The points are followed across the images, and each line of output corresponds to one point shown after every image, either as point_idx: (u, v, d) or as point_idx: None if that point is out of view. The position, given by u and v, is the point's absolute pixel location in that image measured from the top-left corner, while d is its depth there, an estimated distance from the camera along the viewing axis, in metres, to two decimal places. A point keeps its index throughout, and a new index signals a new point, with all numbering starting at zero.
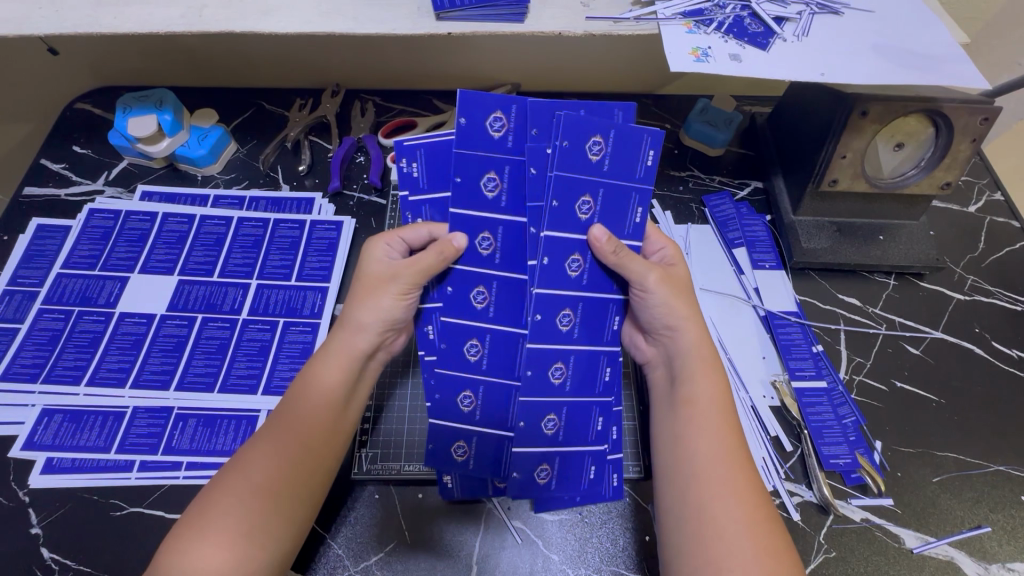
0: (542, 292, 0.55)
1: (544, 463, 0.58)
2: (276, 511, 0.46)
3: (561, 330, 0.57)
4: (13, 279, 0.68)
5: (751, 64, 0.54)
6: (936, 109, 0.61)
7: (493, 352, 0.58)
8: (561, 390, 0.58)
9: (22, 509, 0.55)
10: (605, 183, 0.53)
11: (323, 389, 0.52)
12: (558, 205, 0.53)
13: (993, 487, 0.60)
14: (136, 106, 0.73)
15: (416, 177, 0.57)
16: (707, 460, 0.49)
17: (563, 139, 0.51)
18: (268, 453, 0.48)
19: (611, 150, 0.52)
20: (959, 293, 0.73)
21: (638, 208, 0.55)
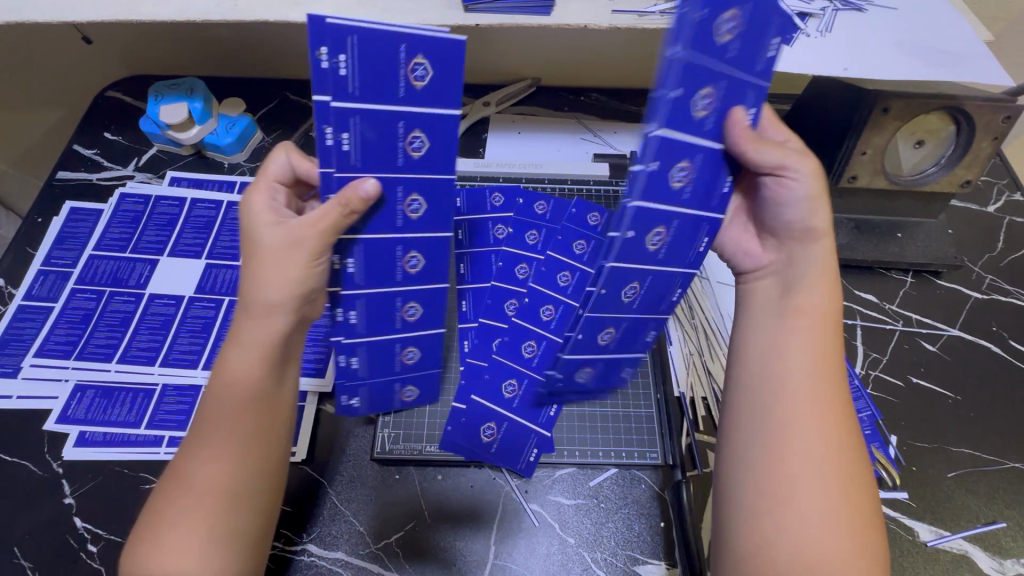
0: (643, 207, 0.44)
1: (514, 380, 0.64)
2: (230, 511, 0.43)
3: (649, 250, 0.47)
4: (47, 259, 0.71)
5: (775, 58, 0.55)
6: (958, 106, 0.62)
7: (545, 352, 0.66)
8: (647, 344, 0.56)
9: (56, 479, 0.57)
10: (728, 73, 0.41)
11: (236, 379, 0.45)
12: (681, 93, 0.39)
13: (1009, 483, 0.60)
14: (167, 93, 0.75)
15: (344, 78, 0.42)
16: (800, 378, 0.44)
17: (701, 7, 0.36)
18: (211, 458, 0.43)
19: (745, 22, 0.39)
20: (978, 292, 0.73)
21: (753, 105, 0.44)
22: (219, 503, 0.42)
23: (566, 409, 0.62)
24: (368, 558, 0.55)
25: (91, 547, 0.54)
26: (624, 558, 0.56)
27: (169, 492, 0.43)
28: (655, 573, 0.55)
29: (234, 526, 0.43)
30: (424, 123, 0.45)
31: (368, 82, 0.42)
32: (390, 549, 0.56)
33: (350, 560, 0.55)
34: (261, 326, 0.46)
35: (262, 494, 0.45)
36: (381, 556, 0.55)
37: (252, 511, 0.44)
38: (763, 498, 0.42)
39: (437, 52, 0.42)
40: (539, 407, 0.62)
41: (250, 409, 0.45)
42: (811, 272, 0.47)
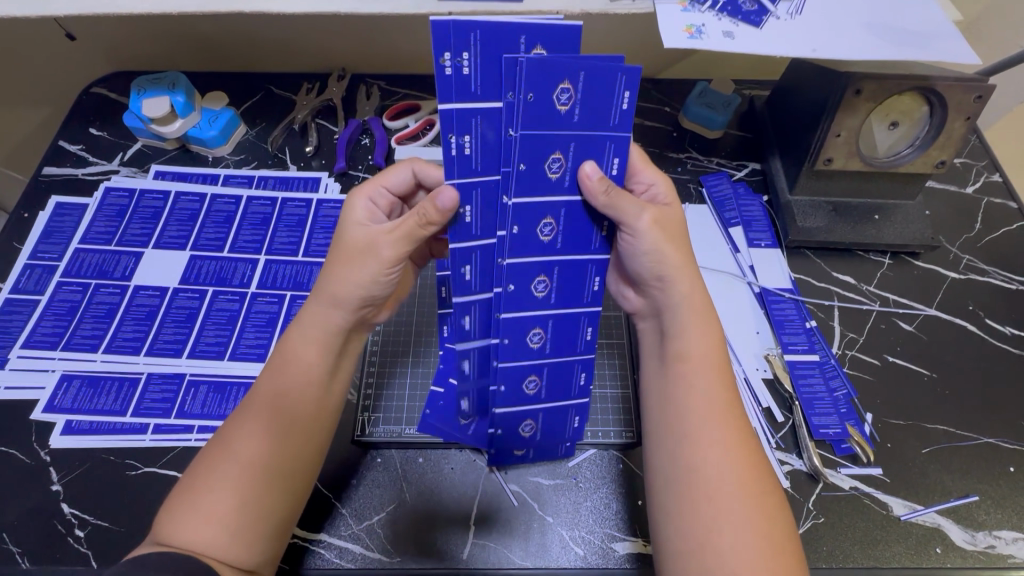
0: (514, 263, 0.49)
1: (530, 418, 0.59)
2: (266, 484, 0.45)
3: (536, 296, 0.52)
4: (33, 253, 0.72)
5: (744, 40, 0.55)
6: (930, 87, 0.62)
7: (550, 383, 0.57)
8: (541, 353, 0.55)
9: (43, 467, 0.58)
10: (577, 136, 0.44)
11: (302, 365, 0.50)
12: (534, 97, 0.41)
13: (981, 458, 0.61)
14: (150, 88, 0.76)
15: (466, 77, 0.41)
16: (697, 414, 0.48)
17: (529, 91, 0.41)
18: (253, 433, 0.47)
19: (582, 97, 0.42)
20: (954, 272, 0.73)
21: (614, 158, 0.46)
22: (264, 476, 0.45)
23: (556, 426, 0.59)
24: (350, 539, 0.56)
25: (77, 532, 0.55)
26: (602, 536, 0.56)
27: (213, 461, 0.46)
28: (633, 550, 0.56)
29: (272, 502, 0.45)
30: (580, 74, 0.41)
31: (488, 81, 0.41)
32: (372, 530, 0.57)
33: (331, 541, 0.56)
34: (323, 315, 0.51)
35: (303, 476, 0.48)
36: (363, 536, 0.56)
37: (290, 490, 0.47)
38: (683, 538, 0.44)
39: (509, 67, 0.40)
40: (563, 422, 0.59)
41: (310, 389, 0.49)
42: (682, 320, 0.51)
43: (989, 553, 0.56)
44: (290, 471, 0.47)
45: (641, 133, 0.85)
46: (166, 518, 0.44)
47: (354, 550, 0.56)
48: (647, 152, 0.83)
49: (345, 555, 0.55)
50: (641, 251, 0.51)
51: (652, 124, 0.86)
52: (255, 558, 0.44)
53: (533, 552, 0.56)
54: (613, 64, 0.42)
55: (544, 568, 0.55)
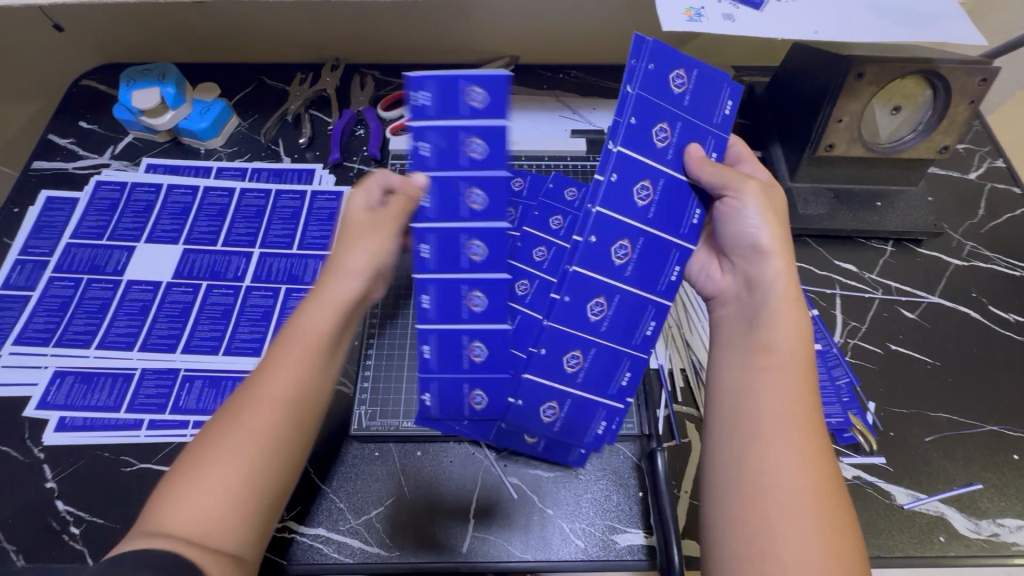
0: (603, 212, 0.52)
1: (554, 401, 0.55)
2: (273, 454, 0.42)
3: (469, 308, 0.50)
4: (24, 248, 0.71)
5: (744, 23, 0.54)
6: (933, 70, 0.61)
7: (593, 365, 0.55)
8: (598, 328, 0.54)
9: (37, 464, 0.58)
10: (683, 116, 0.53)
11: (313, 323, 0.46)
12: (636, 122, 0.51)
13: (985, 446, 0.60)
14: (139, 79, 0.75)
15: (425, 105, 0.44)
16: (769, 414, 0.43)
17: (632, 114, 0.50)
18: (282, 373, 0.44)
19: (693, 85, 0.53)
20: (957, 259, 0.72)
21: (714, 147, 0.55)
22: (260, 448, 0.41)
23: (580, 420, 0.56)
24: (349, 533, 0.56)
25: (73, 529, 0.54)
26: (603, 528, 0.56)
27: (199, 454, 0.41)
28: (634, 541, 0.55)
29: (263, 478, 0.41)
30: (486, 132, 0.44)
31: (495, 101, 0.44)
32: (370, 524, 0.56)
33: (330, 536, 0.55)
34: (344, 289, 0.48)
35: (297, 450, 0.44)
36: (362, 530, 0.56)
37: (285, 461, 0.43)
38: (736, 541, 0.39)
39: (634, 45, 0.51)
40: (590, 421, 0.55)
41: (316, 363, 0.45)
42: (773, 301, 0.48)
43: (993, 541, 0.56)
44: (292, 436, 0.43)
45: None
46: (158, 500, 0.39)
47: (352, 544, 0.55)
48: None
49: (344, 550, 0.55)
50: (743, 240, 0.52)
51: None
52: (244, 544, 0.40)
53: (534, 545, 0.55)
54: (720, 76, 0.54)
55: (545, 561, 0.55)
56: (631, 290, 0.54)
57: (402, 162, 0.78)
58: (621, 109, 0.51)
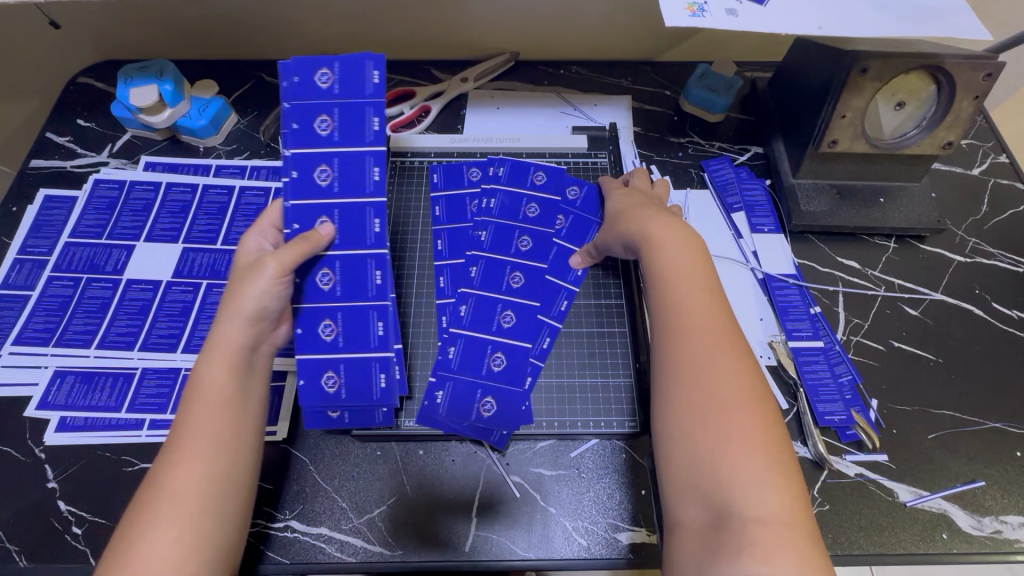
0: (295, 204, 0.58)
1: (331, 370, 0.57)
2: (204, 518, 0.43)
3: (320, 287, 0.57)
4: (23, 247, 0.70)
5: (748, 19, 0.54)
6: (938, 65, 0.61)
7: (348, 381, 0.57)
8: (332, 346, 0.57)
9: (39, 464, 0.57)
10: (338, 103, 0.58)
11: (207, 385, 0.48)
12: (299, 127, 0.58)
13: (988, 443, 0.60)
14: (137, 76, 0.74)
15: (325, 133, 0.58)
16: (694, 374, 0.46)
17: (292, 121, 0.58)
18: (184, 461, 0.44)
19: (338, 77, 0.58)
20: (960, 255, 0.72)
21: (374, 166, 0.59)
22: (200, 511, 0.43)
23: (359, 384, 0.57)
24: (351, 533, 0.56)
25: (75, 529, 0.54)
26: (606, 526, 0.56)
27: (143, 509, 0.43)
28: (636, 539, 0.55)
29: (211, 542, 0.43)
30: (340, 108, 0.58)
31: (347, 131, 0.58)
32: (373, 523, 0.56)
33: (332, 535, 0.55)
34: (232, 337, 0.50)
35: (239, 502, 0.46)
36: (364, 530, 0.56)
37: (230, 518, 0.45)
38: (677, 431, 0.45)
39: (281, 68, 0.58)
40: (369, 380, 0.58)
41: (228, 413, 0.47)
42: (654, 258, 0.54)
43: (995, 538, 0.56)
44: (224, 497, 0.44)
45: (641, 118, 0.84)
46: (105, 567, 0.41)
47: (355, 544, 0.55)
48: (648, 137, 0.82)
49: (346, 549, 0.55)
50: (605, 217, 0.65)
51: (651, 108, 0.85)
52: None
53: (536, 543, 0.55)
54: (361, 55, 0.59)
55: (548, 559, 0.55)
56: (342, 252, 0.58)
57: (402, 159, 0.77)
58: (285, 120, 0.58)
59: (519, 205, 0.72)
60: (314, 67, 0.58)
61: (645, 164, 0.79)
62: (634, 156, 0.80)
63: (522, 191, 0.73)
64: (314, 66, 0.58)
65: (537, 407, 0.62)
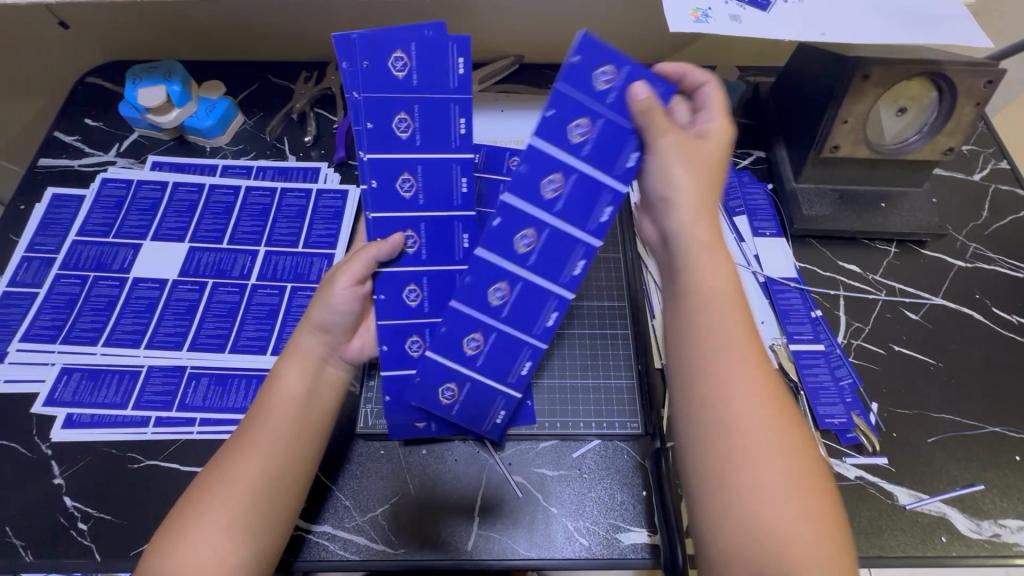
0: (378, 217, 0.52)
1: (451, 383, 0.57)
2: (255, 518, 0.46)
3: (491, 304, 0.53)
4: (31, 245, 0.71)
5: (752, 25, 0.54)
6: (939, 72, 0.61)
7: (466, 396, 0.57)
8: (464, 360, 0.56)
9: (44, 461, 0.58)
10: (581, 169, 0.46)
11: (282, 394, 0.51)
12: (374, 126, 0.48)
13: (988, 447, 0.61)
14: (145, 77, 0.75)
15: (550, 200, 0.48)
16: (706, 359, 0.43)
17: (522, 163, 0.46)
18: (248, 454, 0.47)
19: (596, 134, 0.45)
20: (961, 260, 0.73)
21: (608, 205, 0.48)
22: (251, 504, 0.46)
23: (476, 403, 0.58)
24: (353, 530, 0.56)
25: (80, 525, 0.55)
26: (607, 526, 0.56)
27: (208, 485, 0.46)
28: (637, 540, 0.56)
29: (253, 539, 0.45)
30: (564, 166, 0.46)
31: (573, 205, 0.48)
32: (375, 521, 0.57)
33: (335, 533, 0.56)
34: (310, 345, 0.54)
35: (289, 503, 0.48)
36: (367, 528, 0.56)
37: (279, 517, 0.47)
38: (720, 503, 0.40)
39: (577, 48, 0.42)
40: (488, 407, 0.58)
41: (294, 412, 0.50)
42: (689, 246, 0.46)
43: (994, 542, 0.56)
44: (275, 496, 0.47)
45: None
46: (152, 557, 0.44)
47: (358, 542, 0.55)
48: None
49: (349, 547, 0.55)
50: (655, 173, 0.46)
51: None
52: None
53: (538, 542, 0.56)
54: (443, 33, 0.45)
55: (548, 558, 0.55)
56: (434, 269, 0.55)
57: None
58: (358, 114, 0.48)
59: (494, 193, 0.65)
60: (582, 110, 0.44)
61: None
62: None
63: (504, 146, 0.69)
64: (582, 109, 0.44)
65: (540, 407, 0.63)
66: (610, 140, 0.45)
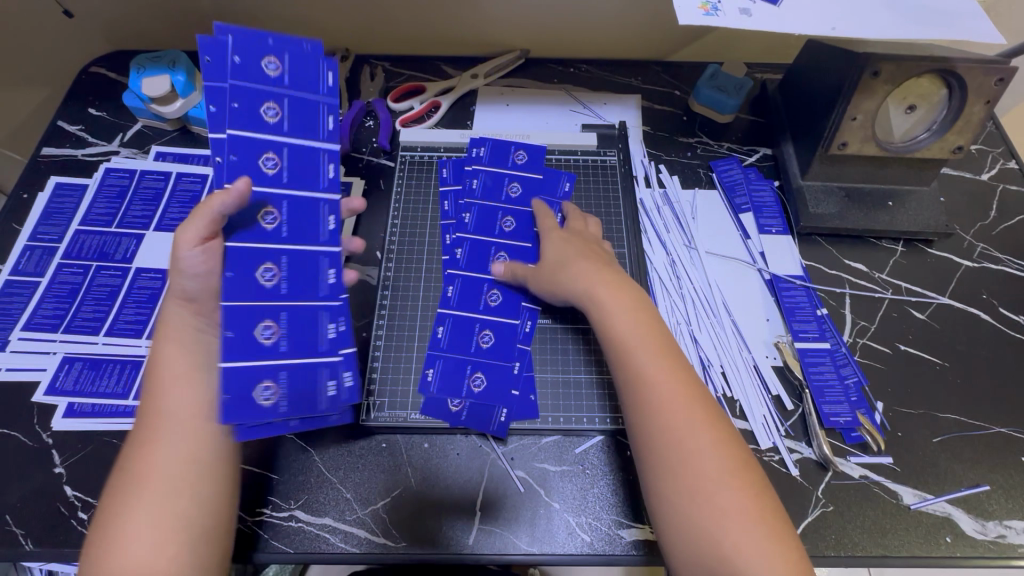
0: (239, 191, 0.50)
1: (269, 380, 0.51)
2: (178, 499, 0.46)
3: (264, 285, 0.51)
4: (33, 234, 0.71)
5: (761, 19, 0.54)
6: (949, 69, 0.61)
7: (291, 330, 0.52)
8: (274, 351, 0.51)
9: (45, 449, 0.58)
10: (288, 142, 0.52)
11: (165, 378, 0.50)
12: (239, 109, 0.50)
13: (993, 447, 0.60)
14: (150, 67, 0.74)
15: (275, 175, 0.52)
16: (651, 403, 0.50)
17: (232, 153, 0.50)
18: (156, 447, 0.47)
19: (288, 113, 0.52)
20: (968, 260, 0.72)
21: (329, 215, 0.54)
22: (170, 492, 0.46)
23: (303, 391, 0.52)
24: (354, 524, 0.56)
25: (81, 514, 0.55)
26: (609, 523, 0.56)
27: (141, 477, 0.46)
28: (639, 536, 0.55)
29: (193, 518, 0.46)
30: (284, 149, 0.52)
31: (297, 176, 0.52)
32: (376, 514, 0.56)
33: (336, 526, 0.56)
34: (176, 316, 0.51)
35: (214, 484, 0.48)
36: (367, 521, 0.56)
37: (205, 498, 0.48)
38: (672, 510, 0.47)
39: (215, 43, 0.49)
40: (317, 390, 0.53)
41: (190, 393, 0.50)
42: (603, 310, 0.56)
43: (999, 543, 0.56)
44: (197, 477, 0.48)
45: (651, 118, 0.84)
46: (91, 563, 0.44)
47: (358, 535, 0.55)
48: (657, 137, 0.82)
49: (351, 540, 0.55)
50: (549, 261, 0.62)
51: (660, 108, 0.84)
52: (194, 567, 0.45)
53: (539, 538, 0.56)
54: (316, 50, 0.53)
55: (550, 553, 0.55)
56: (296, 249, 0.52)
57: (412, 154, 0.77)
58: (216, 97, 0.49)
59: (501, 185, 0.73)
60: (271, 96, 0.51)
61: (653, 163, 0.79)
62: (643, 154, 0.80)
63: (506, 171, 0.74)
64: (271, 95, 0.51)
65: (543, 401, 0.62)
66: (303, 111, 0.52)
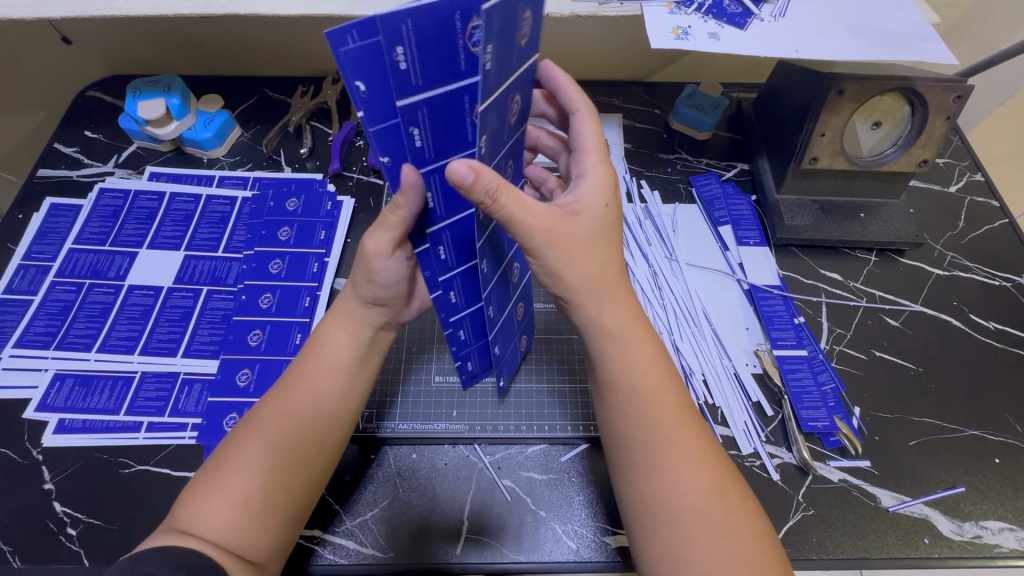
0: (249, 283, 0.69)
1: (234, 412, 0.61)
2: (291, 465, 0.47)
3: (249, 345, 0.65)
4: (27, 254, 0.72)
5: (729, 42, 0.57)
6: (910, 87, 0.64)
7: None
8: (244, 391, 0.62)
9: (35, 466, 0.58)
10: (290, 251, 0.72)
11: (331, 348, 0.52)
12: (263, 233, 0.73)
13: (967, 449, 0.62)
14: (145, 90, 0.77)
15: (273, 273, 0.70)
16: (661, 461, 0.46)
17: (250, 262, 0.71)
18: (286, 403, 0.49)
19: (294, 233, 0.73)
20: (938, 269, 0.75)
21: (308, 295, 0.69)
22: (287, 448, 0.47)
23: None
24: (343, 535, 0.56)
25: (70, 530, 0.55)
26: (595, 530, 0.57)
27: (253, 423, 0.48)
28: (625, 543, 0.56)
29: (288, 477, 0.47)
30: (284, 255, 0.71)
31: (292, 271, 0.70)
32: (364, 525, 0.57)
33: (326, 538, 0.56)
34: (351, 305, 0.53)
35: (321, 461, 0.49)
36: (356, 532, 0.56)
37: (304, 476, 0.48)
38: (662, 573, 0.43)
39: (259, 195, 0.76)
40: None
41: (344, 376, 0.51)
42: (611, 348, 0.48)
43: (976, 543, 0.57)
44: (313, 448, 0.48)
45: (632, 135, 0.87)
46: (184, 505, 0.45)
47: (347, 546, 0.56)
48: (639, 153, 0.85)
49: (341, 552, 0.55)
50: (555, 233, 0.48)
51: (640, 126, 0.88)
52: (265, 543, 0.45)
53: (526, 547, 0.56)
54: (321, 192, 0.77)
55: (537, 562, 0.55)
56: (279, 320, 0.67)
57: None
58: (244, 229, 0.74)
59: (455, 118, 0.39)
60: (280, 223, 0.74)
61: (635, 179, 0.82)
62: (624, 170, 0.82)
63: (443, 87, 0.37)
64: (281, 221, 0.74)
65: (531, 410, 0.64)
66: (306, 230, 0.74)
